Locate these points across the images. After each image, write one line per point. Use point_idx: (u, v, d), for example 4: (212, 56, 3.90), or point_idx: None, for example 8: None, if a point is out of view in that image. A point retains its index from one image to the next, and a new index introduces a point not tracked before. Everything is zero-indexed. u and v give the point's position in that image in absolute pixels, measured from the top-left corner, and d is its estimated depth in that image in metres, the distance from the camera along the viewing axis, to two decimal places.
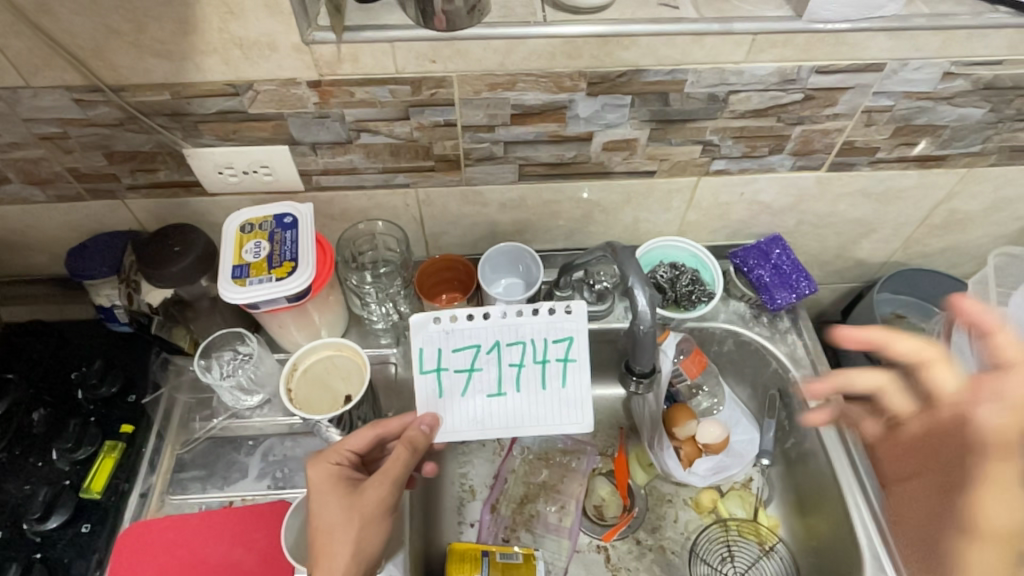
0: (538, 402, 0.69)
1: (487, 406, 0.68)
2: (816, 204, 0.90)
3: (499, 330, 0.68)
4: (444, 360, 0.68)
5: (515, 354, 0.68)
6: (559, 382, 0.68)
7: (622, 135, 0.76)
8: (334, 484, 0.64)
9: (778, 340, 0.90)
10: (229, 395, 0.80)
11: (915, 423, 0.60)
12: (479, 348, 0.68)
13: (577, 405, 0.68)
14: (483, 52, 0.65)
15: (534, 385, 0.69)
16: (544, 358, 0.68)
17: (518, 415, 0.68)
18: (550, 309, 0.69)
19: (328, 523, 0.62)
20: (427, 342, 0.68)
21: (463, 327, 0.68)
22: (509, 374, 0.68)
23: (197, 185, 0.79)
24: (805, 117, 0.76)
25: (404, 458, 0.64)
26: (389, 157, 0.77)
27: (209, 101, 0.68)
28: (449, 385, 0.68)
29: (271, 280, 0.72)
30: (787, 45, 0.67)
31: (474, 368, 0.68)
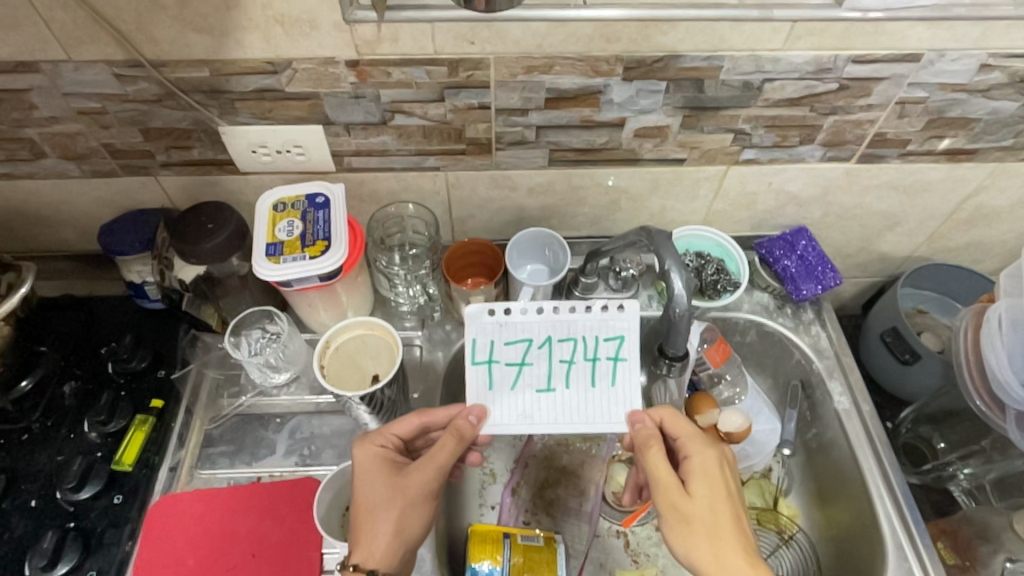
0: (587, 399, 0.67)
1: (535, 401, 0.67)
2: (844, 195, 0.90)
3: (551, 325, 0.67)
4: (496, 352, 0.67)
5: (567, 351, 0.67)
6: (609, 381, 0.67)
7: (654, 122, 0.77)
8: (379, 466, 0.66)
9: (801, 331, 0.90)
10: (258, 372, 0.81)
11: (680, 452, 0.68)
12: (532, 343, 0.67)
13: (625, 406, 0.66)
14: (521, 34, 0.65)
15: (583, 382, 0.67)
16: (594, 355, 0.67)
17: (566, 410, 0.66)
18: (604, 307, 0.67)
19: (370, 502, 0.64)
20: (481, 334, 0.67)
21: (518, 321, 0.67)
22: (560, 370, 0.67)
23: (230, 163, 0.80)
24: (838, 107, 0.76)
25: (449, 447, 0.65)
26: (421, 140, 0.78)
27: (247, 79, 0.69)
28: (499, 378, 0.67)
29: (305, 259, 0.72)
30: (826, 33, 0.67)
31: (525, 362, 0.67)
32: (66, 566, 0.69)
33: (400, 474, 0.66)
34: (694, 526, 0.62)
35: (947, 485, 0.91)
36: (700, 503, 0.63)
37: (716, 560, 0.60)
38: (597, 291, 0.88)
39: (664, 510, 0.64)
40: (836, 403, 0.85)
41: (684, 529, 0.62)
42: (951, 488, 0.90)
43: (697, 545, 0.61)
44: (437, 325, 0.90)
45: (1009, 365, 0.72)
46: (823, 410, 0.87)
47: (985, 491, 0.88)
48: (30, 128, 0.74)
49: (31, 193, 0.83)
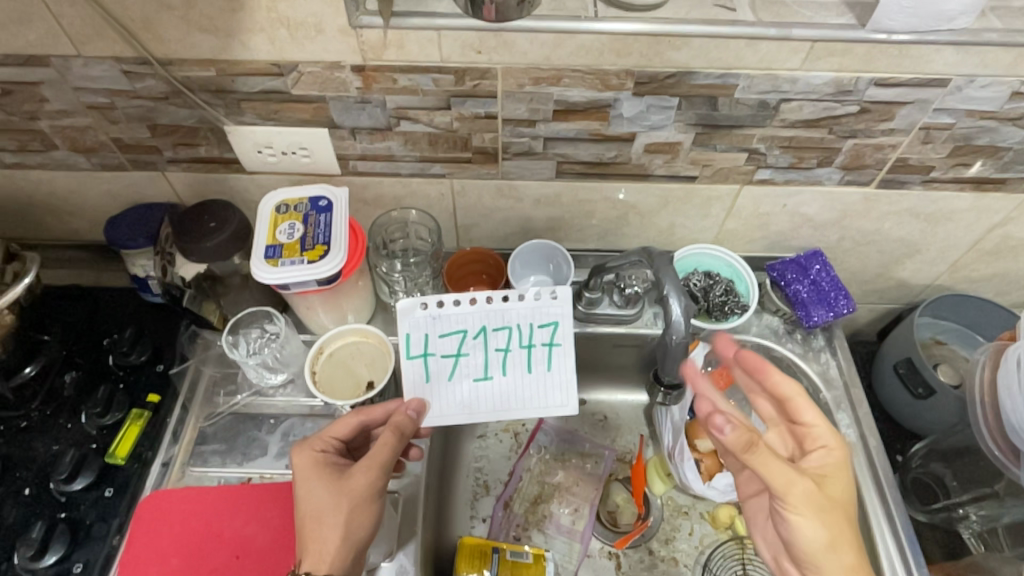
0: (524, 385, 0.70)
1: (473, 390, 0.70)
2: (862, 220, 0.87)
3: (486, 315, 0.70)
4: (432, 345, 0.70)
5: (501, 339, 0.70)
6: (545, 365, 0.71)
7: (665, 138, 0.74)
8: (320, 470, 0.63)
9: (810, 358, 0.88)
10: (254, 371, 0.81)
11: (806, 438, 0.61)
12: (467, 333, 0.70)
13: (563, 389, 0.70)
14: (530, 45, 0.64)
15: (519, 369, 0.71)
16: (529, 343, 0.70)
17: (504, 397, 0.70)
18: (537, 295, 0.70)
19: (315, 510, 0.60)
20: (415, 328, 0.69)
21: (451, 313, 0.70)
22: (496, 359, 0.70)
23: (236, 162, 0.80)
24: (858, 130, 0.73)
25: (390, 442, 0.62)
26: (427, 147, 0.77)
27: (254, 79, 0.69)
28: (436, 370, 0.70)
29: (304, 262, 0.72)
30: (847, 55, 0.64)
31: (460, 353, 0.70)
32: (53, 556, 0.70)
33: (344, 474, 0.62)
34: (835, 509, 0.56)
35: (957, 527, 0.86)
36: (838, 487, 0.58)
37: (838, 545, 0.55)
38: (601, 305, 0.88)
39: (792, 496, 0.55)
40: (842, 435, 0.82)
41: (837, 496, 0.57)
42: (960, 530, 0.86)
43: (835, 532, 0.55)
44: None
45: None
46: None
47: (997, 535, 0.84)
48: (41, 120, 0.74)
49: (42, 183, 0.84)
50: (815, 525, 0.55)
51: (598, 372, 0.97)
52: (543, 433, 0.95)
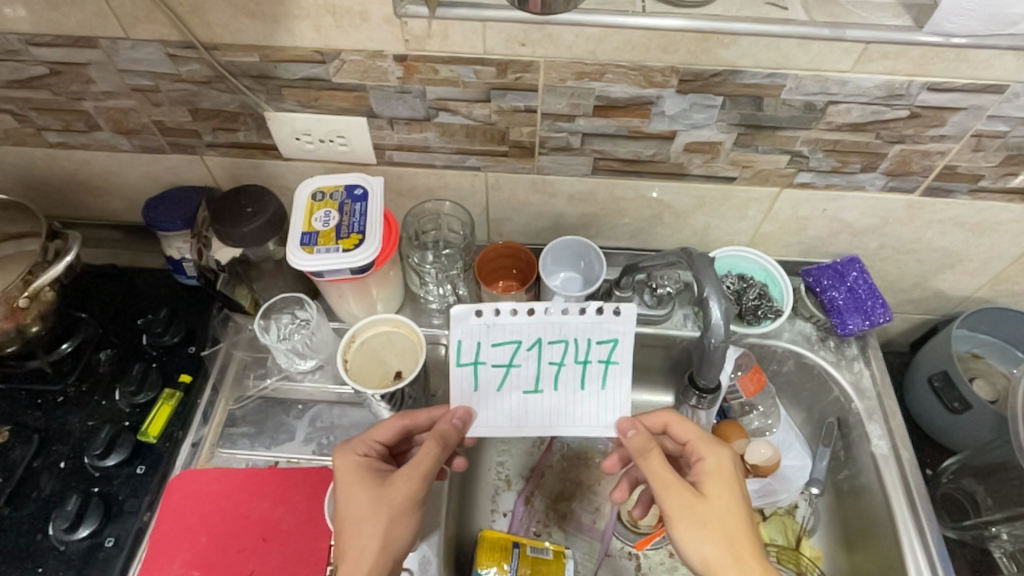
0: (576, 401, 0.66)
1: (522, 403, 0.67)
2: (903, 228, 0.85)
3: (542, 327, 0.65)
4: (482, 354, 0.65)
5: (556, 353, 0.65)
6: (599, 384, 0.66)
7: (706, 137, 0.73)
8: (362, 474, 0.63)
9: (843, 366, 0.86)
10: (284, 357, 0.82)
11: (692, 454, 0.65)
12: (521, 345, 0.65)
13: (618, 408, 0.66)
14: (575, 39, 0.63)
15: (572, 385, 0.66)
16: (586, 358, 0.65)
17: (553, 412, 0.67)
18: (598, 309, 0.64)
19: (355, 514, 0.61)
20: (467, 335, 0.65)
21: (506, 322, 0.65)
22: (548, 372, 0.66)
23: (274, 149, 0.80)
24: (906, 135, 0.71)
25: (434, 451, 0.63)
26: (464, 139, 0.76)
27: (296, 66, 0.69)
28: (485, 380, 0.66)
29: (338, 250, 0.72)
30: (901, 58, 0.63)
31: (512, 364, 0.66)
32: (87, 529, 0.70)
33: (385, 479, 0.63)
34: (711, 509, 0.59)
35: (988, 545, 0.85)
36: (724, 497, 0.60)
37: (731, 561, 0.56)
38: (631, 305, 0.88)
39: (673, 509, 0.59)
40: (873, 446, 0.80)
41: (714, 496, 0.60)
42: (991, 549, 0.85)
43: (708, 544, 0.57)
44: None
45: None
46: (858, 452, 0.82)
47: None
48: (86, 101, 0.75)
49: (84, 163, 0.85)
50: (696, 539, 0.58)
51: None
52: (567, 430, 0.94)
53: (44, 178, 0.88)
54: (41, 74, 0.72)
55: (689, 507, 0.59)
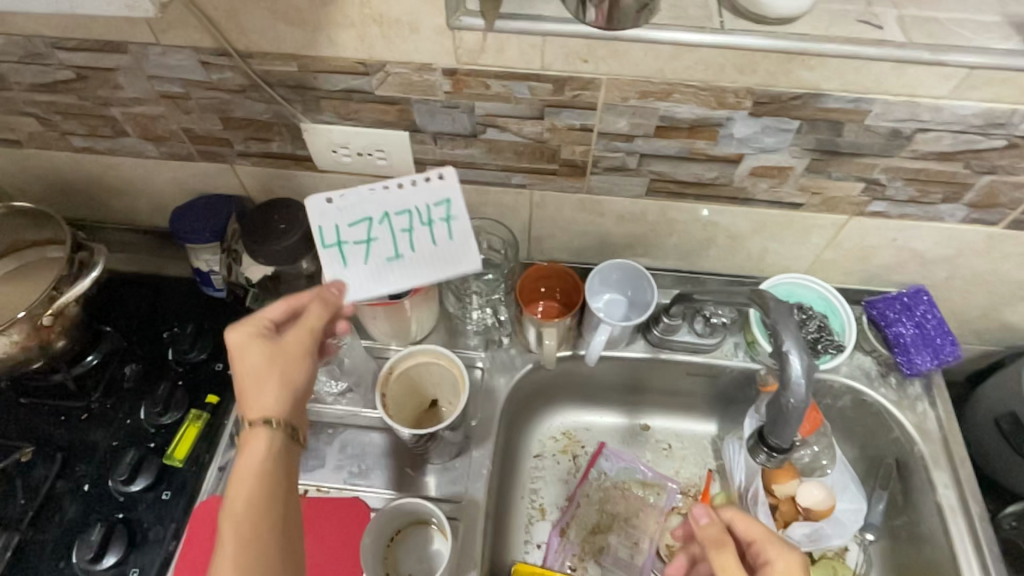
0: (430, 260, 0.68)
1: (395, 271, 0.68)
2: (978, 260, 0.79)
3: (384, 201, 0.67)
4: (344, 234, 0.67)
5: (403, 222, 0.67)
6: (443, 240, 0.68)
7: (776, 162, 0.67)
8: (256, 340, 0.52)
9: (906, 407, 0.80)
10: (315, 378, 0.79)
11: (757, 555, 0.57)
12: (372, 220, 0.67)
13: (449, 263, 0.68)
14: (644, 56, 0.58)
15: (426, 244, 0.68)
16: (428, 220, 0.67)
17: (424, 274, 0.68)
18: (413, 183, 0.67)
19: (251, 371, 0.51)
20: (323, 220, 0.66)
21: (352, 198, 0.66)
22: (403, 239, 0.67)
23: (308, 160, 0.76)
24: (998, 166, 0.65)
25: (318, 316, 0.56)
26: (511, 156, 0.71)
27: (337, 77, 0.64)
28: (352, 256, 0.67)
29: (359, 259, 0.67)
30: (1007, 85, 0.56)
31: (371, 238, 0.67)
32: (112, 558, 0.68)
33: (276, 342, 0.53)
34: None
35: None
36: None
37: None
38: (679, 332, 0.84)
39: None
40: (940, 496, 0.75)
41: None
42: None
43: None
44: (502, 349, 0.85)
45: None
46: (921, 499, 0.77)
47: None
48: (114, 107, 0.71)
49: (109, 167, 0.81)
50: None
51: (664, 397, 0.92)
52: (604, 458, 0.90)
53: (68, 181, 0.85)
54: (67, 78, 0.68)
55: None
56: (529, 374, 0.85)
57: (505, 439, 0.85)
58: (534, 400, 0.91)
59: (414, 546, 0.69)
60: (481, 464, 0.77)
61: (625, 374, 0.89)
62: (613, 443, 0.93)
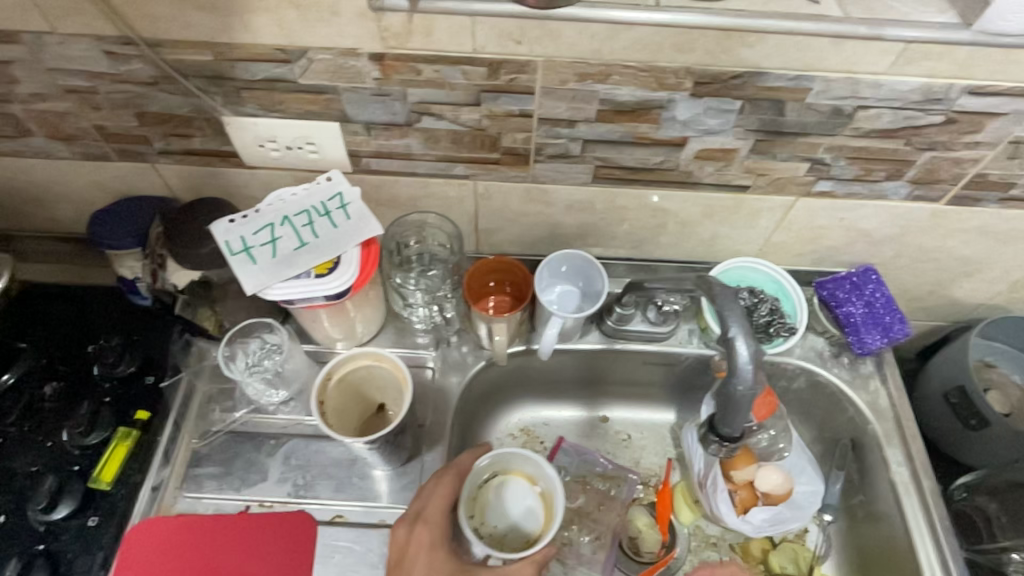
0: (341, 239, 0.65)
1: (305, 257, 0.64)
2: (924, 237, 0.79)
3: (282, 207, 0.67)
4: (247, 242, 0.64)
5: (303, 218, 0.66)
6: (346, 220, 0.66)
7: (720, 144, 0.66)
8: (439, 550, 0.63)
9: (858, 385, 0.81)
10: (254, 387, 0.74)
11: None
12: (273, 224, 0.66)
13: (356, 238, 0.66)
14: (579, 36, 0.55)
15: (331, 229, 0.66)
16: (327, 211, 0.67)
17: (336, 248, 0.65)
18: (305, 188, 0.68)
19: None
20: (225, 235, 0.65)
21: (252, 213, 0.66)
22: (308, 231, 0.65)
23: (235, 156, 0.71)
24: (938, 142, 0.65)
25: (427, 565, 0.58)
26: (450, 145, 0.68)
27: (256, 66, 0.60)
28: (258, 257, 0.63)
29: (266, 256, 0.64)
30: (944, 59, 0.56)
31: (275, 238, 0.65)
32: None
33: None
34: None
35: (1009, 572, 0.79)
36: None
37: None
38: (633, 322, 0.82)
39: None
40: (893, 474, 0.75)
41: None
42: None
43: None
44: (453, 347, 0.82)
45: None
46: (875, 478, 0.78)
47: None
48: (14, 104, 0.65)
49: (17, 171, 0.75)
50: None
51: (623, 387, 0.91)
52: (563, 453, 0.88)
53: None
54: None
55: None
56: (482, 372, 0.82)
57: (460, 439, 0.82)
58: (491, 397, 0.88)
59: (500, 496, 0.68)
60: (433, 467, 0.74)
61: (582, 365, 0.87)
62: (572, 437, 0.91)
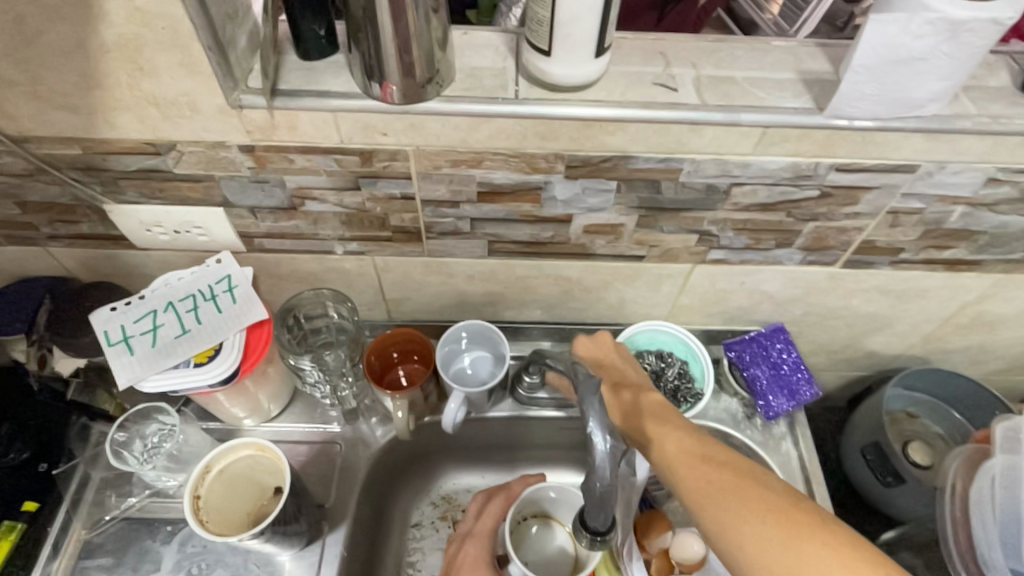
0: (221, 325, 0.67)
1: (184, 345, 0.66)
2: (827, 297, 0.80)
3: (168, 292, 0.69)
4: (129, 331, 0.67)
5: (187, 304, 0.68)
6: (229, 305, 0.68)
7: (606, 220, 0.67)
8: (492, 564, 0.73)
9: (771, 448, 0.80)
10: (152, 474, 0.72)
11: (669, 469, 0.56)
12: (156, 311, 0.67)
13: (237, 324, 0.67)
14: (443, 127, 0.55)
15: (214, 315, 0.67)
16: (211, 295, 0.68)
17: (215, 335, 0.66)
18: (193, 271, 0.69)
19: None
20: (109, 324, 0.67)
21: (138, 299, 0.68)
22: (190, 317, 0.67)
23: (124, 239, 0.70)
24: (819, 214, 0.66)
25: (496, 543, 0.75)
26: (339, 225, 0.68)
27: (128, 158, 0.59)
28: (137, 347, 0.66)
29: (145, 346, 0.66)
30: (805, 140, 0.57)
31: (157, 325, 0.67)
32: None
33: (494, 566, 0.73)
34: (807, 548, 0.46)
35: None
36: (700, 470, 0.54)
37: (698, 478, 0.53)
38: (544, 388, 0.82)
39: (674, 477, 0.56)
40: None
41: (727, 525, 0.49)
42: None
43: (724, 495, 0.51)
44: (361, 420, 0.80)
45: (1000, 545, 0.64)
46: None
47: None
48: None
49: None
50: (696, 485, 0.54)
51: (545, 451, 0.89)
52: None
53: None
54: None
55: (725, 510, 0.50)
56: (390, 445, 0.80)
57: (371, 515, 0.80)
58: (408, 466, 0.86)
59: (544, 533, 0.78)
60: (334, 549, 0.72)
61: (498, 432, 0.85)
62: None
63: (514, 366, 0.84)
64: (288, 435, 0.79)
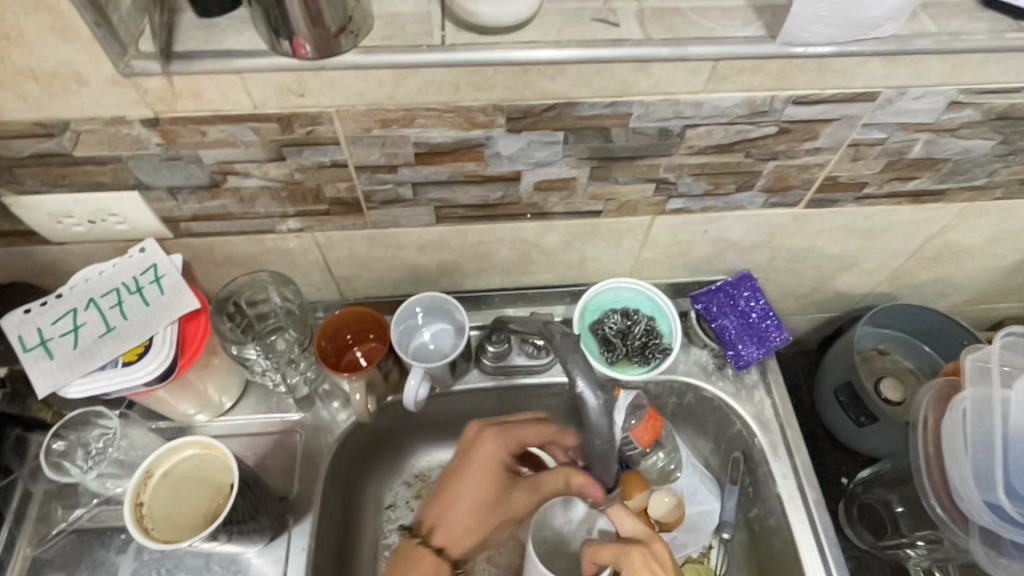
0: (150, 320, 0.63)
1: (109, 344, 0.62)
2: (793, 239, 0.77)
3: (88, 288, 0.64)
4: (47, 333, 0.62)
5: (109, 299, 0.63)
6: (157, 298, 0.63)
7: (556, 174, 0.62)
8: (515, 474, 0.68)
9: (743, 397, 0.79)
10: (96, 482, 0.68)
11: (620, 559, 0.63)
12: (76, 309, 0.63)
13: (167, 318, 0.63)
14: (364, 83, 0.50)
15: (141, 310, 0.63)
16: (136, 288, 0.64)
17: (143, 331, 0.62)
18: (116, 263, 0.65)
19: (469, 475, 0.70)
20: (24, 326, 0.62)
21: (54, 297, 0.63)
22: (115, 313, 0.63)
23: (35, 234, 0.64)
24: (778, 152, 0.62)
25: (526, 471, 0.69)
26: (270, 202, 0.62)
27: (18, 142, 0.53)
28: (58, 350, 0.61)
29: (67, 348, 0.61)
30: (758, 73, 0.53)
31: (78, 325, 0.62)
32: None
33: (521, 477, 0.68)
34: None
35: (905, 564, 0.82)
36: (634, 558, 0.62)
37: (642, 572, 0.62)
38: (511, 356, 0.80)
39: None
40: (779, 487, 0.74)
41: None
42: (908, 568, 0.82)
43: None
44: (319, 406, 0.76)
45: (973, 478, 0.64)
46: (765, 491, 0.76)
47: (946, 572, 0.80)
48: None
49: None
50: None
51: None
52: None
53: None
54: None
55: None
56: (352, 429, 0.77)
57: (341, 502, 0.77)
58: (377, 449, 0.83)
59: None
60: (301, 541, 0.69)
61: (467, 406, 0.82)
62: None
63: (476, 336, 0.81)
64: (244, 428, 0.75)
